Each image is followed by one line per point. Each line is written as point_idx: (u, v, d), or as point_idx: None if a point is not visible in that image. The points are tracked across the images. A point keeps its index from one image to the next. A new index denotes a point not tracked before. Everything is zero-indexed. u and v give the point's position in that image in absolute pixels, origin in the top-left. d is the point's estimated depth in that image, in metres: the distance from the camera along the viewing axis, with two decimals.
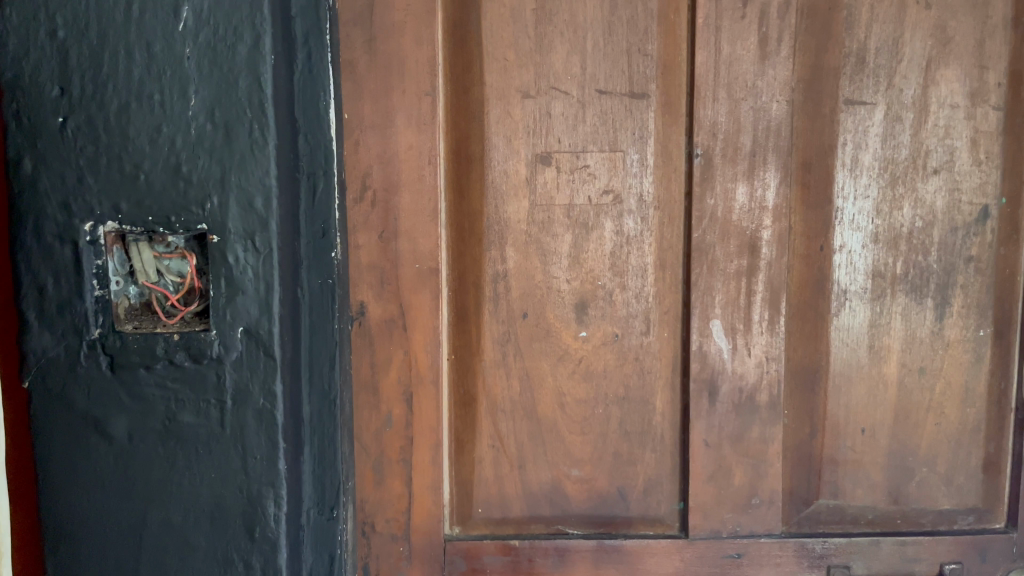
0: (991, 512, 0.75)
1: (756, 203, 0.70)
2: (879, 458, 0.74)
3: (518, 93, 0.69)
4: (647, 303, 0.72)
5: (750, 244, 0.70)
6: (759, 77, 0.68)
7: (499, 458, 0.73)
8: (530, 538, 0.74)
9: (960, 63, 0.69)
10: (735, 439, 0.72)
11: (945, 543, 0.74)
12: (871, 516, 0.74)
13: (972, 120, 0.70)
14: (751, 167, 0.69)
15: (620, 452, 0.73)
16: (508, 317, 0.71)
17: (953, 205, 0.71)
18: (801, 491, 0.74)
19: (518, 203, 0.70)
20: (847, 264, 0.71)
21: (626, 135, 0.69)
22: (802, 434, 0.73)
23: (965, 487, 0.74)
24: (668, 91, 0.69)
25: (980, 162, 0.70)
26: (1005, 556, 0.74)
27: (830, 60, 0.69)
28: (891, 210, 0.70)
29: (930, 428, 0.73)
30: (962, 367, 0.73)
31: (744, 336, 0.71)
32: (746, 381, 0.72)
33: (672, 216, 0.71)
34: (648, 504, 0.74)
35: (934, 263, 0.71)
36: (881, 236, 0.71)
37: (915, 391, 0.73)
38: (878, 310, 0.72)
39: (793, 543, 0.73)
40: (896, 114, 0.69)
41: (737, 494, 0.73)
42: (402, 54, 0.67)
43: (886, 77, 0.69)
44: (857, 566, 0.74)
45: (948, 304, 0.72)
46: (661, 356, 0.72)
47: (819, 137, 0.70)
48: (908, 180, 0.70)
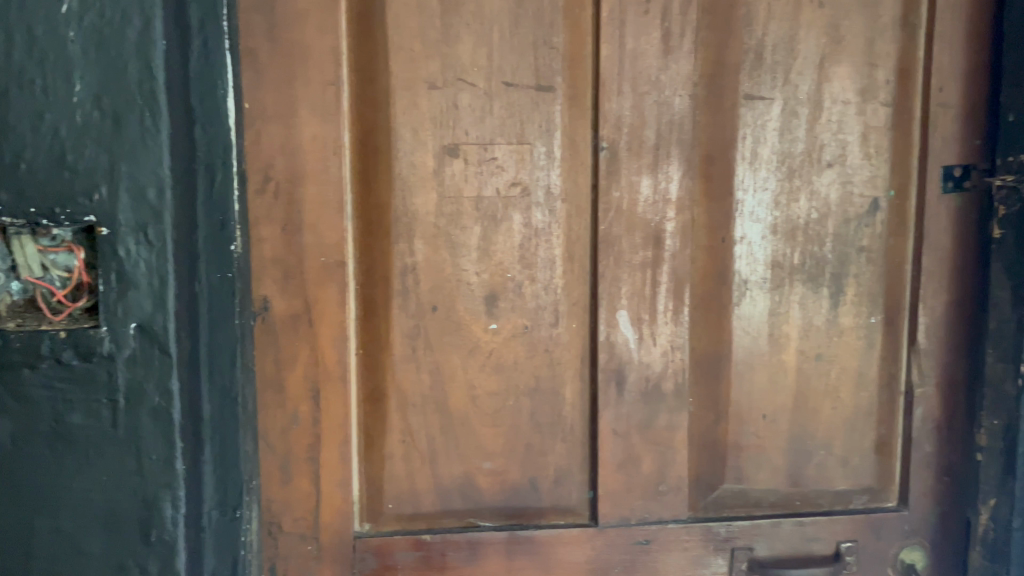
0: (884, 492, 0.78)
1: (661, 195, 0.71)
2: (780, 442, 0.76)
3: (424, 84, 0.68)
4: (557, 295, 0.72)
5: (654, 236, 0.71)
6: (662, 72, 0.70)
7: (410, 453, 0.72)
8: (441, 532, 0.73)
9: (852, 60, 0.72)
10: (642, 427, 0.74)
11: (841, 522, 0.77)
12: (773, 498, 0.77)
13: (862, 116, 0.73)
14: (656, 160, 0.71)
15: (531, 443, 0.74)
16: (417, 311, 0.70)
17: (846, 197, 0.73)
18: (706, 477, 0.76)
19: (425, 195, 0.69)
20: (747, 254, 0.73)
21: (534, 127, 0.70)
22: (707, 420, 0.75)
23: (860, 468, 0.77)
24: (574, 84, 0.70)
25: (871, 156, 0.73)
26: (896, 533, 0.78)
27: (730, 56, 0.71)
28: (788, 202, 0.73)
29: (827, 412, 0.76)
30: (856, 353, 0.76)
31: (650, 326, 0.73)
32: (652, 370, 0.73)
33: (579, 209, 0.71)
34: (560, 493, 0.75)
35: (829, 253, 0.74)
36: (780, 228, 0.73)
37: (813, 377, 0.76)
38: (778, 299, 0.74)
39: (699, 528, 0.75)
40: (792, 109, 0.72)
41: (645, 481, 0.74)
42: (304, 44, 0.67)
43: (783, 73, 0.71)
44: (759, 547, 0.76)
45: (842, 293, 0.75)
46: (570, 348, 0.73)
47: (720, 130, 0.71)
48: (804, 173, 0.73)
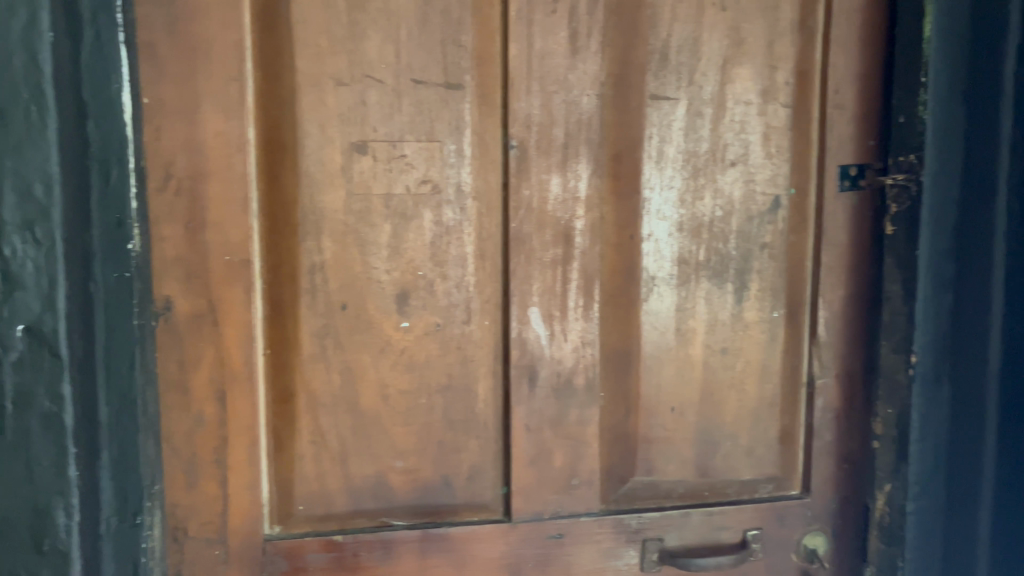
0: (788, 480, 0.81)
1: (570, 193, 0.72)
2: (688, 434, 0.78)
3: (331, 80, 0.67)
4: (468, 292, 0.72)
5: (564, 234, 0.72)
6: (570, 71, 0.71)
7: (320, 454, 0.71)
8: (353, 533, 0.72)
9: (753, 62, 0.74)
10: (554, 422, 0.75)
11: (747, 510, 0.79)
12: (682, 489, 0.79)
13: (764, 116, 0.75)
14: (565, 159, 0.72)
15: (444, 441, 0.74)
16: (326, 309, 0.70)
17: (748, 196, 0.76)
18: (618, 470, 0.77)
19: (334, 192, 0.69)
20: (654, 251, 0.75)
21: (443, 125, 0.70)
22: (618, 414, 0.76)
23: (765, 458, 0.80)
24: (483, 82, 0.70)
25: (772, 155, 0.76)
26: (800, 520, 0.80)
27: (637, 56, 0.72)
28: (693, 201, 0.75)
29: (733, 405, 0.78)
30: (759, 346, 0.78)
31: (561, 322, 0.74)
32: (564, 365, 0.74)
33: (490, 207, 0.71)
34: (473, 489, 0.75)
35: (733, 250, 0.76)
36: (686, 225, 0.75)
37: (719, 370, 0.78)
38: (684, 295, 0.76)
39: (610, 520, 0.76)
40: (697, 109, 0.74)
41: (557, 476, 0.75)
42: (206, 38, 0.65)
43: (688, 74, 0.73)
44: (669, 537, 0.78)
45: (746, 289, 0.77)
46: (482, 345, 0.73)
47: (627, 129, 0.73)
48: (708, 171, 0.74)
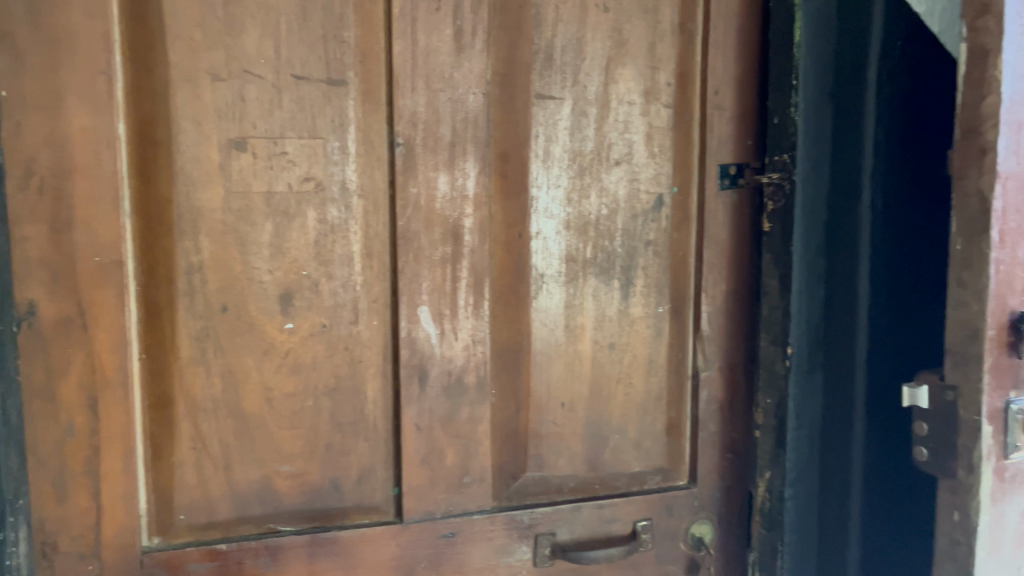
0: (675, 471, 0.83)
1: (457, 191, 0.72)
2: (578, 429, 0.79)
3: (206, 75, 0.65)
4: (355, 292, 0.71)
5: (452, 232, 0.72)
6: (455, 69, 0.71)
7: (202, 461, 0.69)
8: (238, 541, 0.70)
9: (635, 63, 0.76)
10: (445, 421, 0.74)
11: (636, 502, 0.81)
12: (573, 483, 0.80)
13: (646, 116, 0.77)
14: (451, 157, 0.71)
15: (332, 443, 0.72)
16: (205, 311, 0.68)
17: (633, 194, 0.77)
18: (509, 466, 0.77)
19: (211, 190, 0.66)
20: (542, 249, 0.75)
21: (325, 122, 0.68)
22: (508, 411, 0.77)
23: (652, 450, 0.82)
24: (367, 79, 0.69)
25: (655, 155, 0.78)
26: (687, 509, 0.82)
27: (521, 55, 0.72)
28: (580, 199, 0.76)
29: (621, 398, 0.80)
30: (645, 341, 0.80)
31: (451, 320, 0.73)
32: (454, 364, 0.74)
33: (376, 206, 0.71)
34: (363, 491, 0.74)
35: (618, 247, 0.78)
36: (572, 223, 0.76)
37: (607, 365, 0.79)
38: (573, 292, 0.77)
39: (502, 517, 0.77)
40: (582, 109, 0.75)
41: (449, 474, 0.75)
42: (70, 28, 0.62)
43: (572, 74, 0.74)
44: (561, 532, 0.79)
45: (632, 285, 0.79)
46: (370, 345, 0.72)
47: (514, 128, 0.73)
48: (593, 171, 0.76)
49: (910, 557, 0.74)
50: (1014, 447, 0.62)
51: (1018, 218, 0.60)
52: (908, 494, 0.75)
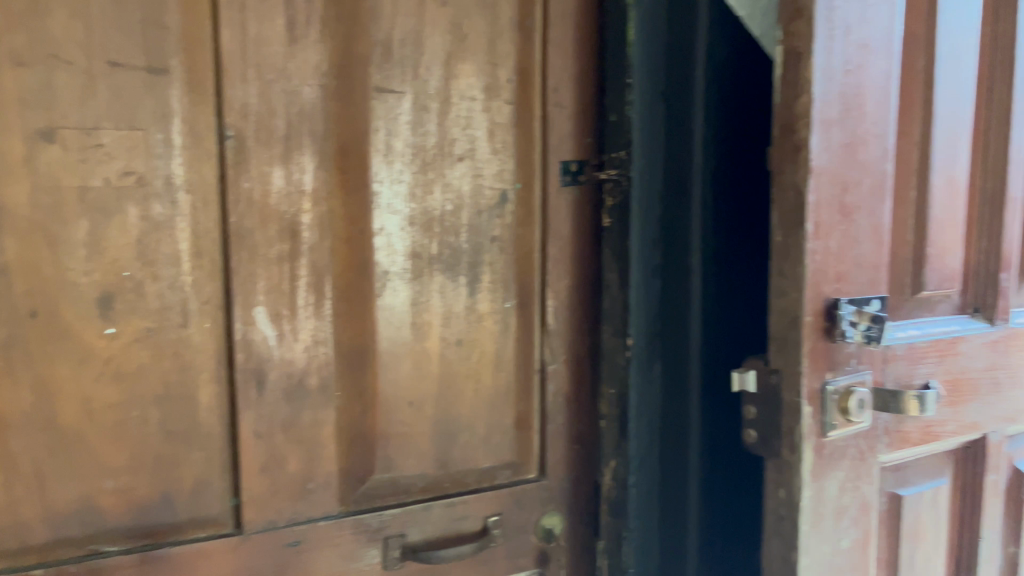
0: (525, 464, 0.83)
1: (294, 186, 0.69)
2: (427, 428, 0.78)
3: (7, 58, 0.59)
4: (184, 293, 0.67)
5: (289, 228, 0.70)
6: (289, 60, 0.68)
7: (11, 481, 0.63)
8: (56, 566, 0.65)
9: (475, 59, 0.76)
10: (286, 426, 0.72)
11: (487, 498, 0.81)
12: (423, 483, 0.78)
13: (488, 112, 0.77)
14: (287, 151, 0.69)
15: (162, 455, 0.68)
16: (11, 317, 0.62)
17: (477, 190, 0.77)
18: (356, 469, 0.75)
19: (15, 185, 0.60)
20: (386, 246, 0.73)
21: (147, 113, 0.64)
22: (354, 413, 0.75)
23: (502, 445, 0.82)
24: (192, 68, 0.65)
25: (497, 151, 0.78)
26: (537, 502, 0.83)
27: (359, 47, 0.71)
28: (424, 194, 0.75)
29: (469, 395, 0.80)
30: (492, 337, 0.80)
31: (290, 321, 0.71)
32: (295, 366, 0.71)
33: (205, 201, 0.67)
34: (199, 504, 0.70)
35: (464, 243, 0.77)
36: (416, 219, 0.75)
37: (455, 362, 0.78)
38: (419, 289, 0.76)
39: (350, 521, 0.75)
40: (422, 104, 0.74)
41: (292, 481, 0.72)
42: None
43: (412, 68, 0.73)
44: (412, 533, 0.77)
45: (478, 281, 0.78)
46: (202, 349, 0.68)
47: (353, 122, 0.71)
48: (436, 166, 0.75)
49: (742, 533, 0.79)
50: (830, 425, 0.66)
51: (829, 211, 0.65)
52: (738, 478, 0.79)
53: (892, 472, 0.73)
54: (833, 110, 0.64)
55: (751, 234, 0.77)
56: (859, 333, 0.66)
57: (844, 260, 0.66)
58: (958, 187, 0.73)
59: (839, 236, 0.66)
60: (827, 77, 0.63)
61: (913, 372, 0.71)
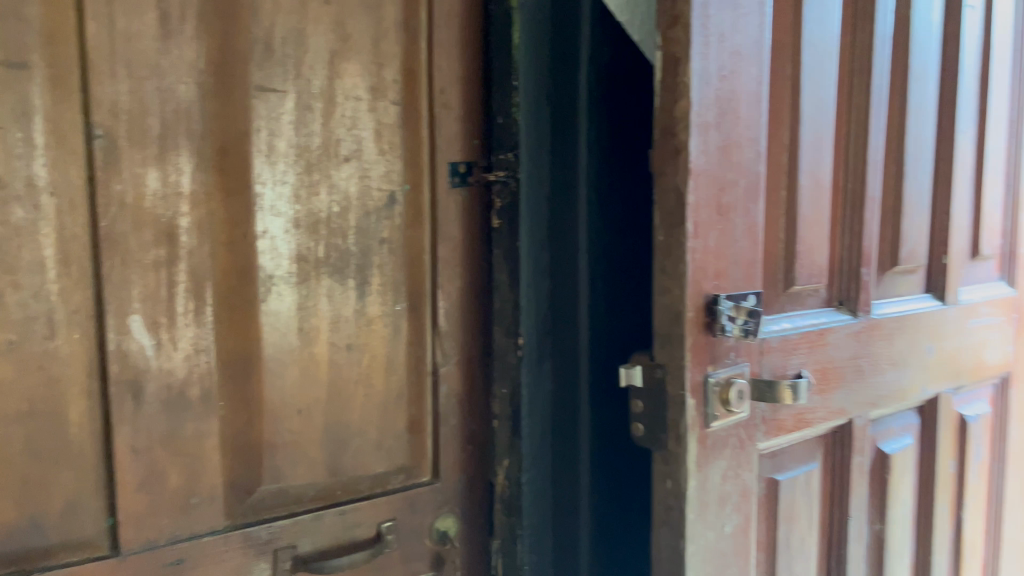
0: (418, 468, 0.82)
1: (170, 188, 0.66)
2: (316, 435, 0.76)
3: None
4: (50, 302, 0.63)
5: (166, 232, 0.67)
6: (162, 57, 0.65)
7: None
8: None
9: (360, 58, 0.75)
10: (166, 439, 0.68)
11: (380, 503, 0.79)
12: (314, 492, 0.76)
13: (374, 113, 0.76)
14: (162, 151, 0.66)
15: (28, 476, 0.63)
16: None
17: (364, 192, 0.76)
18: (243, 481, 0.73)
19: None
20: (270, 248, 0.71)
21: (4, 110, 0.60)
22: (240, 423, 0.72)
23: (394, 449, 0.81)
24: (56, 62, 0.61)
25: (384, 152, 0.77)
26: (431, 505, 0.83)
27: (238, 45, 0.68)
28: (309, 196, 0.73)
29: (360, 400, 0.78)
30: (383, 340, 0.79)
31: (169, 329, 0.68)
32: (174, 377, 0.68)
33: (72, 204, 0.63)
34: (71, 526, 0.65)
35: (352, 245, 0.76)
36: (302, 222, 0.73)
37: (344, 367, 0.77)
38: (305, 293, 0.74)
39: (237, 535, 0.72)
40: (306, 104, 0.72)
41: (173, 496, 0.69)
42: None
43: (294, 67, 0.71)
44: (303, 544, 0.75)
45: (368, 283, 0.77)
46: (71, 362, 0.64)
47: (233, 121, 0.69)
48: (322, 167, 0.73)
49: (629, 516, 0.83)
50: (712, 416, 0.69)
51: (707, 210, 0.67)
52: (627, 468, 0.82)
53: (769, 458, 0.77)
54: (709, 114, 0.67)
55: (635, 234, 0.80)
56: (737, 327, 0.69)
57: (721, 257, 0.69)
58: (823, 187, 0.78)
59: (717, 235, 0.69)
60: (703, 82, 0.66)
61: (787, 362, 0.75)
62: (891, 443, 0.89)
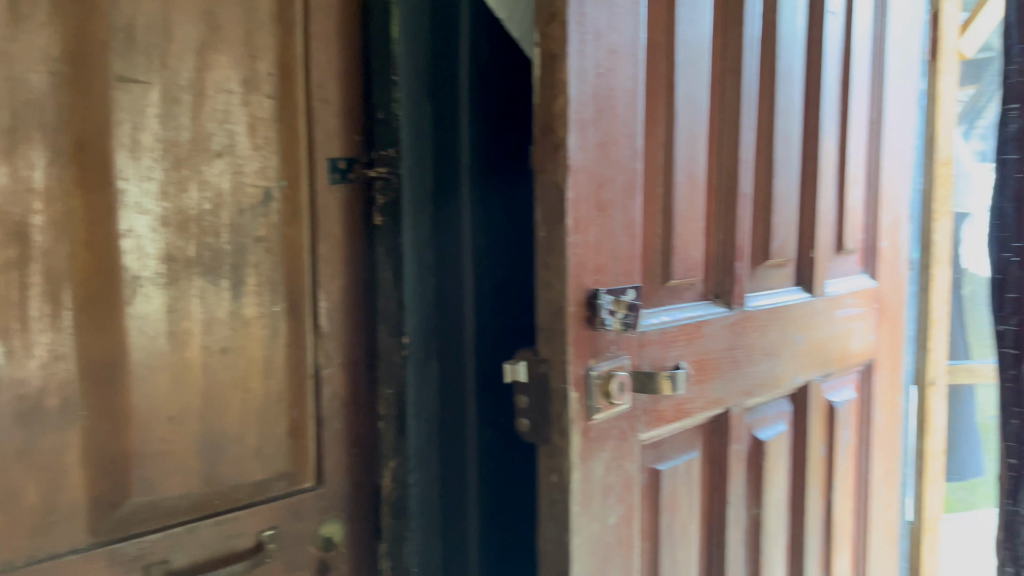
0: (300, 474, 0.80)
1: (22, 184, 0.62)
2: (190, 444, 0.72)
3: None
4: None
5: (17, 231, 0.62)
6: (10, 43, 0.60)
7: None
8: None
9: (232, 50, 0.72)
10: (20, 453, 0.64)
11: (260, 512, 0.76)
12: (188, 503, 0.73)
13: (247, 106, 0.73)
14: (11, 144, 0.61)
15: None
16: None
17: (237, 188, 0.73)
18: (109, 495, 0.68)
19: None
20: (135, 248, 0.68)
21: None
22: (105, 433, 0.68)
23: (275, 455, 0.78)
24: None
25: (258, 147, 0.74)
26: (315, 511, 0.80)
27: (96, 32, 0.64)
28: (178, 193, 0.69)
29: (237, 405, 0.75)
30: (261, 343, 0.76)
31: (22, 335, 0.63)
32: (29, 386, 0.64)
33: None
34: None
35: (225, 244, 0.72)
36: (170, 220, 0.69)
37: (220, 372, 0.73)
38: (175, 294, 0.70)
39: (103, 552, 0.68)
40: (173, 96, 0.69)
41: (30, 514, 0.64)
42: None
43: (159, 57, 0.68)
44: (177, 558, 0.72)
45: (243, 283, 0.74)
46: None
47: (92, 113, 0.65)
48: (191, 162, 0.70)
49: (518, 516, 0.82)
50: (595, 409, 0.70)
51: (587, 207, 0.68)
52: (516, 465, 0.81)
53: (650, 448, 0.78)
54: (587, 111, 0.68)
55: (521, 231, 0.79)
56: (616, 321, 0.71)
57: (601, 252, 0.70)
58: (697, 184, 0.80)
59: (596, 231, 0.70)
60: (581, 79, 0.67)
61: (666, 354, 0.77)
62: (766, 431, 0.93)
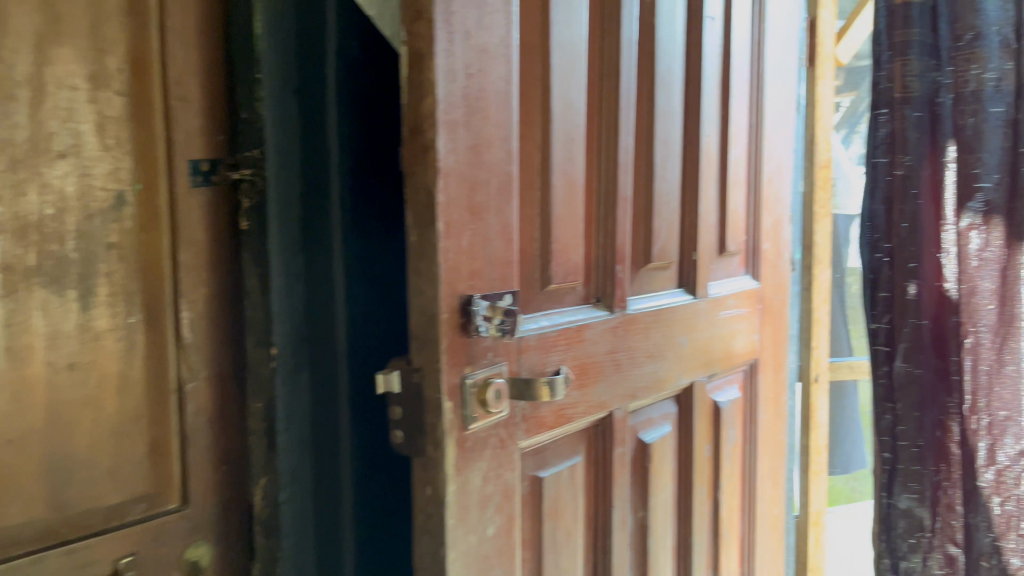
0: (164, 495, 0.75)
1: None
2: (33, 467, 0.67)
3: None
4: None
5: None
6: None
7: None
8: None
9: (76, 43, 0.66)
10: None
11: (116, 539, 0.71)
12: (32, 532, 0.67)
13: (95, 104, 0.68)
14: None
15: None
16: None
17: (85, 192, 0.68)
18: None
19: None
20: None
21: None
22: None
23: (132, 477, 0.73)
24: None
25: (109, 148, 0.69)
26: (180, 534, 0.76)
27: None
28: (14, 196, 0.64)
29: (88, 424, 0.69)
30: (115, 357, 0.71)
31: None
32: None
33: None
34: None
35: (71, 251, 0.67)
36: (6, 225, 0.64)
37: (67, 389, 0.68)
38: (13, 307, 0.64)
39: None
40: (7, 92, 0.63)
41: None
42: None
43: None
44: None
45: (93, 293, 0.69)
46: None
47: None
48: (29, 164, 0.65)
49: (388, 533, 0.80)
50: (470, 418, 0.68)
51: (459, 210, 0.66)
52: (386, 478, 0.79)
53: (531, 456, 0.77)
54: (457, 112, 0.66)
55: (390, 235, 0.77)
56: (492, 327, 0.69)
57: (475, 257, 0.68)
58: (576, 187, 0.80)
59: (469, 235, 0.68)
60: (450, 79, 0.65)
61: (545, 359, 0.76)
62: (651, 433, 0.93)
